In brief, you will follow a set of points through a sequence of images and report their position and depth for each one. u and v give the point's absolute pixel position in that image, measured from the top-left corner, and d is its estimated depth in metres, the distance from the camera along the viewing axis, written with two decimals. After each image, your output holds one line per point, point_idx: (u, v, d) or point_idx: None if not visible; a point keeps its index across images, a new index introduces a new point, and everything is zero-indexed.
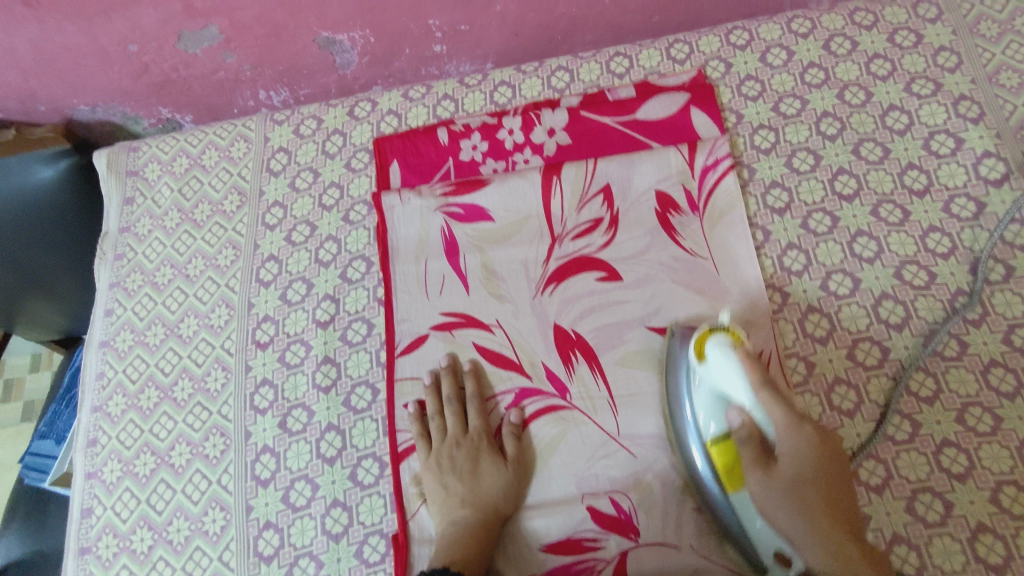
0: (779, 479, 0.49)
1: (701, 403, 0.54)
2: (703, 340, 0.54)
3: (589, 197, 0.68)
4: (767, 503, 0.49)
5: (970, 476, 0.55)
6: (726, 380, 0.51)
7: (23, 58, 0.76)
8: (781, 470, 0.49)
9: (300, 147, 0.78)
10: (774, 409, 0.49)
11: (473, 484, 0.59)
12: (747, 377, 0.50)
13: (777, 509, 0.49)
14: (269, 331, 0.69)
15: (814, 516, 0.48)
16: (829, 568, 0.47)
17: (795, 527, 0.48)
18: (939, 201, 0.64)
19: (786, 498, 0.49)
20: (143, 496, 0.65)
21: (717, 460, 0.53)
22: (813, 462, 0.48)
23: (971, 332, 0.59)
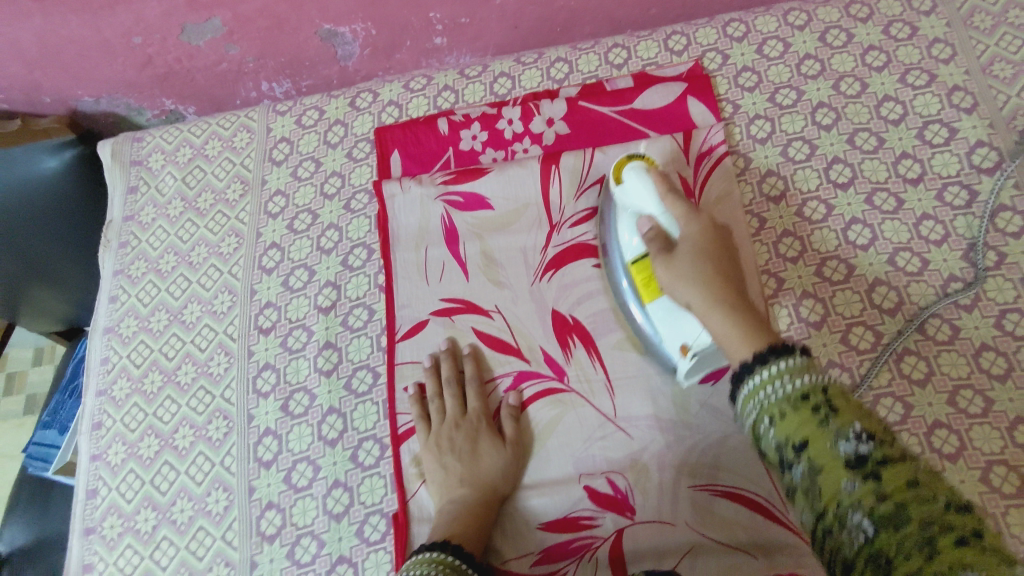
0: (682, 258, 0.55)
1: (623, 227, 0.61)
2: (622, 165, 0.60)
3: (587, 185, 0.69)
4: (670, 284, 0.55)
5: (961, 456, 0.56)
6: (638, 195, 0.58)
7: (29, 50, 0.77)
8: (680, 253, 0.55)
9: (302, 137, 0.79)
10: (677, 209, 0.57)
11: (472, 463, 0.60)
12: (654, 188, 0.57)
13: (681, 273, 0.54)
14: (272, 316, 0.70)
15: (710, 275, 0.53)
16: (716, 315, 0.52)
17: (700, 274, 0.54)
18: (933, 190, 0.65)
19: (686, 270, 0.54)
20: (146, 478, 0.66)
21: (636, 277, 0.59)
22: (710, 246, 0.55)
23: (962, 316, 0.60)
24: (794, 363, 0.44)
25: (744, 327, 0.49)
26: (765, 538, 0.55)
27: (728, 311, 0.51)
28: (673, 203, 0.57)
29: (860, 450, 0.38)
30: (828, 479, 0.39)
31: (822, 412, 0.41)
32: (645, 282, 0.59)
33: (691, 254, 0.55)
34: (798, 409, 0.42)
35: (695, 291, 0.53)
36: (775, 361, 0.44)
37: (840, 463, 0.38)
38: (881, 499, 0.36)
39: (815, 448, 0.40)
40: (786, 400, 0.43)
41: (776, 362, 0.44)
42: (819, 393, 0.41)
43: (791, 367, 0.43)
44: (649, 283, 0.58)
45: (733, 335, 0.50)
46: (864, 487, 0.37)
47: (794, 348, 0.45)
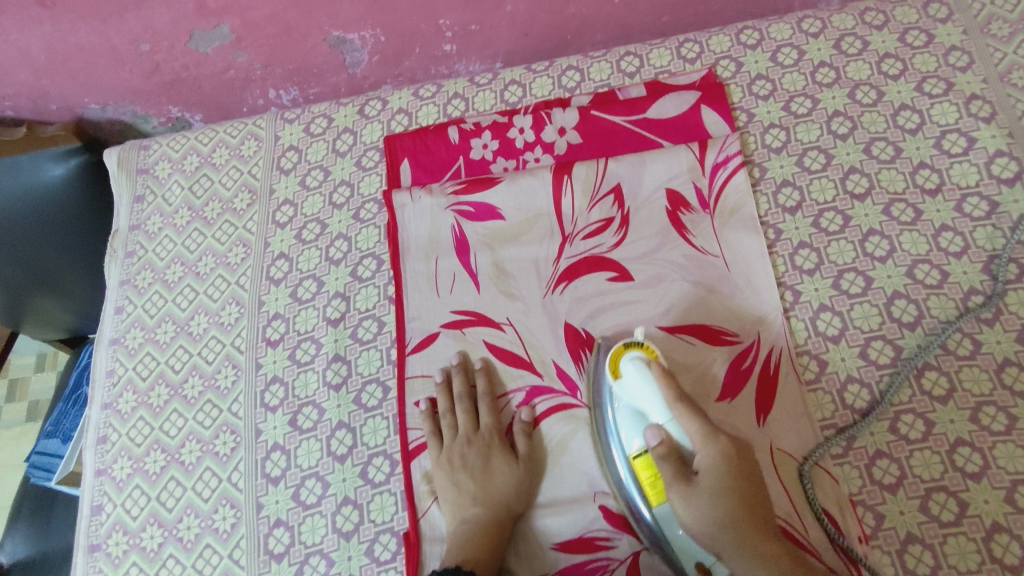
0: (701, 492, 0.49)
1: (623, 424, 0.55)
2: (618, 356, 0.56)
3: (599, 196, 0.68)
4: (695, 529, 0.49)
5: (985, 475, 0.55)
6: (641, 395, 0.54)
7: (35, 57, 0.76)
8: (701, 487, 0.50)
9: (310, 145, 0.78)
10: (688, 424, 0.52)
11: (485, 483, 0.59)
12: (662, 393, 0.53)
13: (700, 511, 0.49)
14: (280, 329, 0.69)
15: (744, 497, 0.49)
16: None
17: (722, 518, 0.48)
18: (952, 200, 0.64)
19: (712, 521, 0.49)
20: (153, 493, 0.65)
21: (642, 474, 0.53)
22: (733, 475, 0.50)
23: (983, 331, 0.59)
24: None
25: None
26: None
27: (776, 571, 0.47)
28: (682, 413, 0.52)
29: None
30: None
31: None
32: (652, 483, 0.53)
33: (712, 485, 0.49)
34: None
35: (723, 532, 0.48)
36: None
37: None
38: None
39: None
40: None
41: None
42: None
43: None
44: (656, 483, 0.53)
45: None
46: None
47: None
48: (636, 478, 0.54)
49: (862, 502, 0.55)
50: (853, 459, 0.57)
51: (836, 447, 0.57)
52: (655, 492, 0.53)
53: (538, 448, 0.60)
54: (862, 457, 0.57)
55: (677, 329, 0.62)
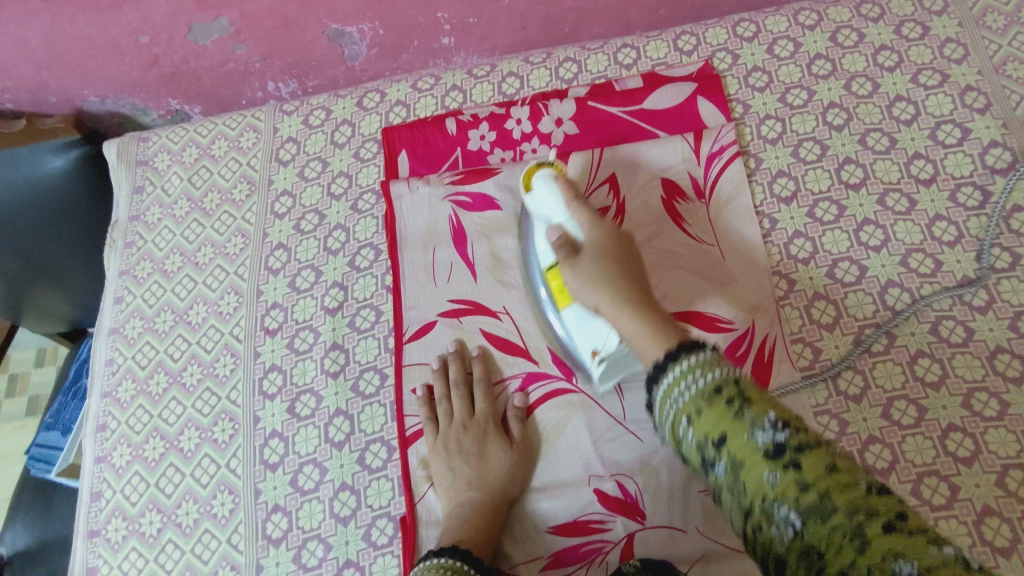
0: (585, 260, 0.55)
1: (538, 234, 0.61)
2: (532, 173, 0.61)
3: (595, 186, 0.69)
4: (578, 286, 0.55)
5: (976, 460, 0.55)
6: (546, 206, 0.59)
7: (35, 49, 0.76)
8: (584, 264, 0.55)
9: (309, 137, 0.78)
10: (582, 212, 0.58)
11: (479, 466, 0.59)
12: (563, 198, 0.58)
13: (584, 279, 0.55)
14: (278, 318, 0.70)
15: (621, 282, 0.54)
16: (620, 314, 0.52)
17: (602, 272, 0.54)
18: (945, 190, 0.65)
19: (591, 279, 0.54)
20: (152, 480, 0.66)
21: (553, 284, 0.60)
22: (614, 250, 0.56)
23: (976, 318, 0.59)
24: (699, 358, 0.45)
25: (645, 321, 0.50)
26: None
27: (631, 312, 0.52)
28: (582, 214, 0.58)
29: (778, 438, 0.39)
30: (752, 474, 0.39)
31: (737, 402, 0.41)
32: (559, 288, 0.59)
33: (596, 254, 0.56)
34: (710, 403, 0.42)
35: (595, 292, 0.54)
36: (686, 358, 0.45)
37: (759, 455, 0.39)
38: (804, 487, 0.37)
39: (735, 448, 0.40)
40: (699, 396, 0.43)
41: (683, 361, 0.45)
42: (732, 385, 0.42)
43: (701, 362, 0.44)
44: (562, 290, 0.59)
45: (640, 333, 0.50)
46: (788, 480, 0.37)
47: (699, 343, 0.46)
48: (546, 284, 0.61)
49: None
50: (846, 445, 0.57)
51: (829, 433, 0.58)
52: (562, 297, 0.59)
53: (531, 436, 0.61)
54: (855, 443, 0.57)
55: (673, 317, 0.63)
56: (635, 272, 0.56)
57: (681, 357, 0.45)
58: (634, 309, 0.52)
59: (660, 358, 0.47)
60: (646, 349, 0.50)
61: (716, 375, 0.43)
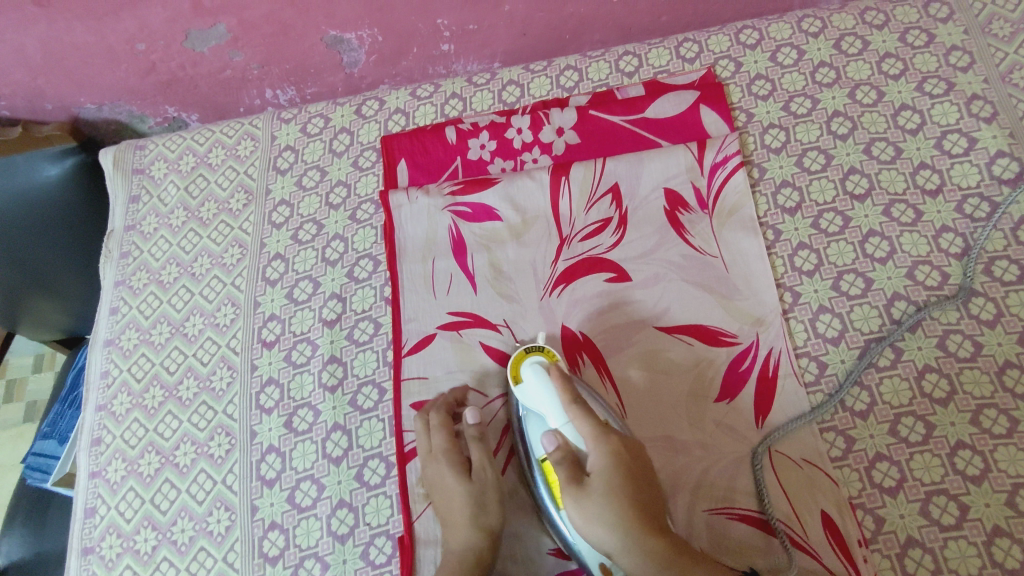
0: (593, 496, 0.50)
1: (530, 419, 0.56)
2: (520, 361, 0.57)
3: (597, 197, 0.68)
4: (585, 527, 0.50)
5: (985, 479, 0.54)
6: (540, 402, 0.54)
7: (31, 56, 0.75)
8: (592, 493, 0.50)
9: (307, 145, 0.78)
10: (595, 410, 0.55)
11: (472, 488, 0.57)
12: (559, 401, 0.53)
13: (593, 517, 0.49)
14: (276, 330, 0.69)
15: (639, 496, 0.50)
16: (642, 566, 0.47)
17: (615, 515, 0.49)
18: (952, 201, 0.64)
19: (601, 522, 0.49)
20: (147, 496, 0.65)
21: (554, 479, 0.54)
22: (623, 472, 0.50)
23: (984, 333, 0.58)
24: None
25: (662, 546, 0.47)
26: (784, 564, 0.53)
27: (657, 562, 0.47)
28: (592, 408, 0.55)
29: None
30: None
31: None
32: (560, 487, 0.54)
33: (607, 486, 0.50)
34: None
35: (605, 509, 0.49)
36: None
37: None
38: None
39: None
40: None
41: None
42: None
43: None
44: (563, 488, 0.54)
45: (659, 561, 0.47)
46: None
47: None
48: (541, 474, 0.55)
49: (862, 506, 0.55)
50: (853, 462, 0.56)
51: (835, 450, 0.57)
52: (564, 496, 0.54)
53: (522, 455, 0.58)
54: (862, 461, 0.56)
55: (676, 330, 0.62)
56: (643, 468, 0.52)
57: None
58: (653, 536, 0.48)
59: None
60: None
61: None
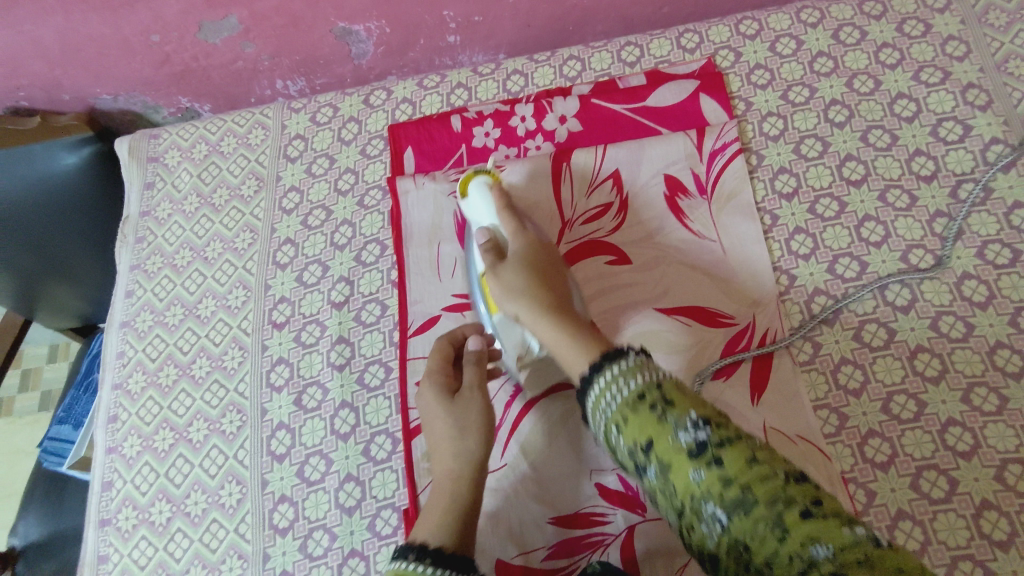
0: (511, 270, 0.58)
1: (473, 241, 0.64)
2: (466, 181, 0.65)
3: (599, 182, 0.69)
4: (502, 294, 0.58)
5: (975, 454, 0.55)
6: (480, 213, 0.63)
7: (49, 48, 0.78)
8: (507, 271, 0.58)
9: (316, 134, 0.80)
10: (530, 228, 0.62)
11: (460, 412, 0.57)
12: (494, 208, 0.62)
13: (508, 284, 0.57)
14: (286, 311, 0.71)
15: (547, 281, 0.57)
16: (538, 319, 0.55)
17: (521, 284, 0.57)
18: (947, 187, 0.65)
19: (517, 288, 0.57)
20: (161, 470, 0.67)
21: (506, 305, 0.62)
22: (537, 262, 0.59)
23: (976, 314, 0.60)
24: (627, 363, 0.47)
25: (571, 333, 0.53)
26: None
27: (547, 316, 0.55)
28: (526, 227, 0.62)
29: (699, 438, 0.41)
30: (679, 473, 0.41)
31: (659, 407, 0.44)
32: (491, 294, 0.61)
33: (520, 262, 0.58)
34: (637, 410, 0.44)
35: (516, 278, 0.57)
36: (611, 365, 0.47)
37: (684, 454, 0.41)
38: (725, 479, 0.40)
39: (662, 450, 0.42)
40: (625, 404, 0.45)
41: (612, 366, 0.47)
42: (656, 390, 0.45)
43: (627, 367, 0.47)
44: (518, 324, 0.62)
45: (565, 343, 0.52)
46: (711, 475, 0.40)
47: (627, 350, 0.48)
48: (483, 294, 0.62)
49: (854, 480, 0.56)
50: (845, 438, 0.58)
51: (828, 427, 0.58)
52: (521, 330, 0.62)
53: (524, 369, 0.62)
54: (854, 436, 0.58)
55: (675, 311, 0.64)
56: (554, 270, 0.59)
57: (607, 365, 0.48)
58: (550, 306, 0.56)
59: (588, 369, 0.49)
60: (571, 349, 0.52)
61: (642, 378, 0.46)
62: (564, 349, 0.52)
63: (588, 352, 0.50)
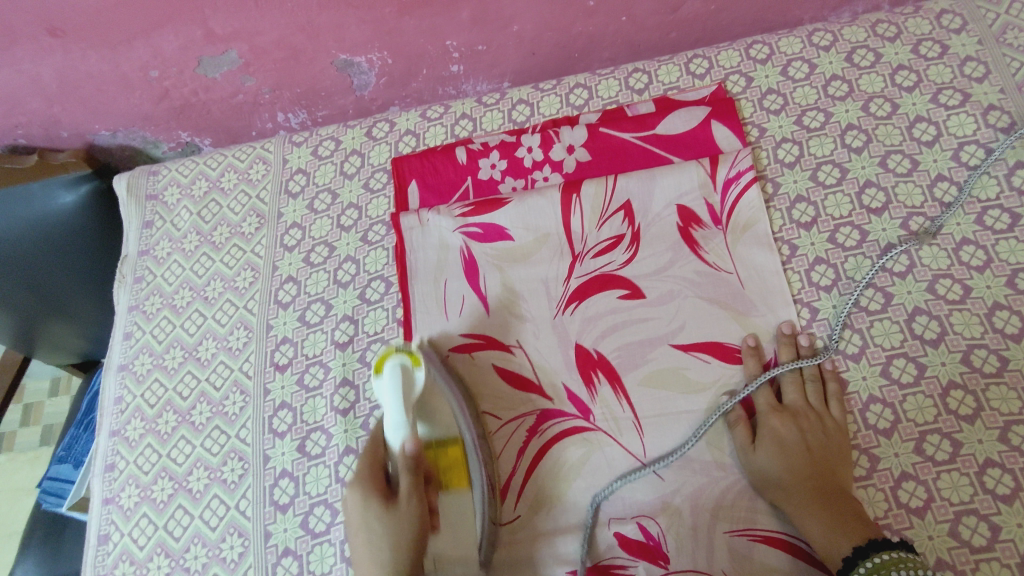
0: (764, 446, 0.56)
1: (388, 411, 0.53)
2: (383, 357, 0.54)
3: (609, 214, 0.67)
4: (756, 471, 0.56)
5: (1016, 498, 0.52)
6: (388, 401, 0.53)
7: (47, 85, 0.77)
8: (761, 446, 0.57)
9: (318, 168, 0.78)
10: (442, 407, 0.58)
11: (394, 524, 0.51)
12: (407, 405, 0.53)
13: (759, 459, 0.56)
14: (288, 353, 0.68)
15: (798, 465, 0.55)
16: (810, 508, 0.53)
17: (779, 471, 0.55)
18: (971, 213, 0.62)
19: (770, 468, 0.55)
20: (160, 522, 0.64)
21: (440, 465, 0.56)
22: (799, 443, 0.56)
23: (1010, 347, 0.57)
24: (890, 555, 0.48)
25: (835, 510, 0.52)
26: None
27: (828, 516, 0.52)
28: (438, 407, 0.58)
29: None
30: None
31: None
32: (455, 473, 0.56)
33: (775, 443, 0.56)
34: None
35: (776, 459, 0.56)
36: (879, 553, 0.48)
37: None
38: None
39: None
40: None
41: (873, 557, 0.48)
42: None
43: (893, 559, 0.48)
44: (458, 471, 0.56)
45: (828, 530, 0.52)
46: None
47: (892, 541, 0.50)
48: (443, 467, 0.56)
49: (888, 526, 0.54)
50: (878, 481, 0.55)
51: (858, 470, 0.56)
52: (456, 480, 0.56)
53: (430, 562, 0.55)
54: (886, 480, 0.55)
55: (692, 348, 0.61)
56: (817, 434, 0.57)
57: (868, 554, 0.49)
58: (807, 492, 0.54)
59: (850, 552, 0.50)
60: (830, 535, 0.51)
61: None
62: (828, 534, 0.51)
63: (848, 535, 0.51)
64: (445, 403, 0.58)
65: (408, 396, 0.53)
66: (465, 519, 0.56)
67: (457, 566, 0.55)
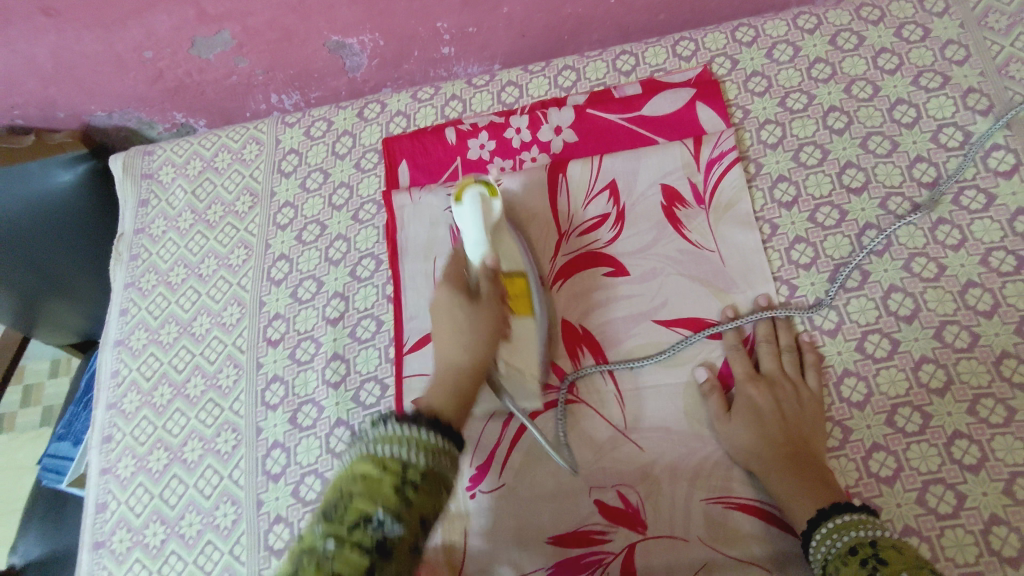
0: (739, 417, 0.58)
1: (468, 232, 0.59)
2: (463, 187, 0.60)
3: (595, 193, 0.69)
4: (730, 440, 0.58)
5: (983, 468, 0.54)
6: (468, 225, 0.59)
7: (42, 66, 0.78)
8: (736, 416, 0.58)
9: (311, 148, 0.79)
10: (507, 242, 0.61)
11: (476, 316, 0.57)
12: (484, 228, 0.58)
13: (735, 430, 0.58)
14: (281, 328, 0.70)
15: (769, 434, 0.57)
16: (779, 476, 0.55)
17: (755, 442, 0.57)
18: (949, 193, 0.64)
19: (744, 437, 0.57)
20: (156, 491, 0.66)
21: (507, 291, 0.60)
22: (775, 414, 0.58)
23: (981, 323, 0.58)
24: (851, 517, 0.50)
25: (805, 478, 0.54)
26: (780, 552, 0.54)
27: (798, 485, 0.54)
28: (506, 242, 0.61)
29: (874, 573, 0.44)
30: None
31: (869, 563, 0.45)
32: (520, 300, 0.60)
33: (750, 413, 0.58)
34: (844, 559, 0.47)
35: (750, 428, 0.57)
36: (840, 515, 0.50)
37: None
38: None
39: None
40: (838, 555, 0.48)
41: (833, 520, 0.50)
42: (869, 546, 0.47)
43: (854, 521, 0.49)
44: (522, 300, 0.60)
45: (798, 495, 0.53)
46: None
47: (855, 505, 0.51)
48: (511, 291, 0.60)
49: (859, 494, 0.55)
50: (850, 452, 0.57)
51: (831, 441, 0.58)
52: (520, 308, 0.60)
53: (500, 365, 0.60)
54: (858, 451, 0.57)
55: (672, 323, 0.63)
56: (790, 403, 0.58)
57: (830, 516, 0.51)
58: (778, 459, 0.56)
59: (816, 516, 0.51)
60: (801, 501, 0.53)
61: (856, 535, 0.48)
62: (796, 500, 0.53)
63: (815, 502, 0.52)
64: (513, 241, 0.62)
65: (487, 218, 0.59)
66: (531, 342, 0.61)
67: (522, 373, 0.61)
